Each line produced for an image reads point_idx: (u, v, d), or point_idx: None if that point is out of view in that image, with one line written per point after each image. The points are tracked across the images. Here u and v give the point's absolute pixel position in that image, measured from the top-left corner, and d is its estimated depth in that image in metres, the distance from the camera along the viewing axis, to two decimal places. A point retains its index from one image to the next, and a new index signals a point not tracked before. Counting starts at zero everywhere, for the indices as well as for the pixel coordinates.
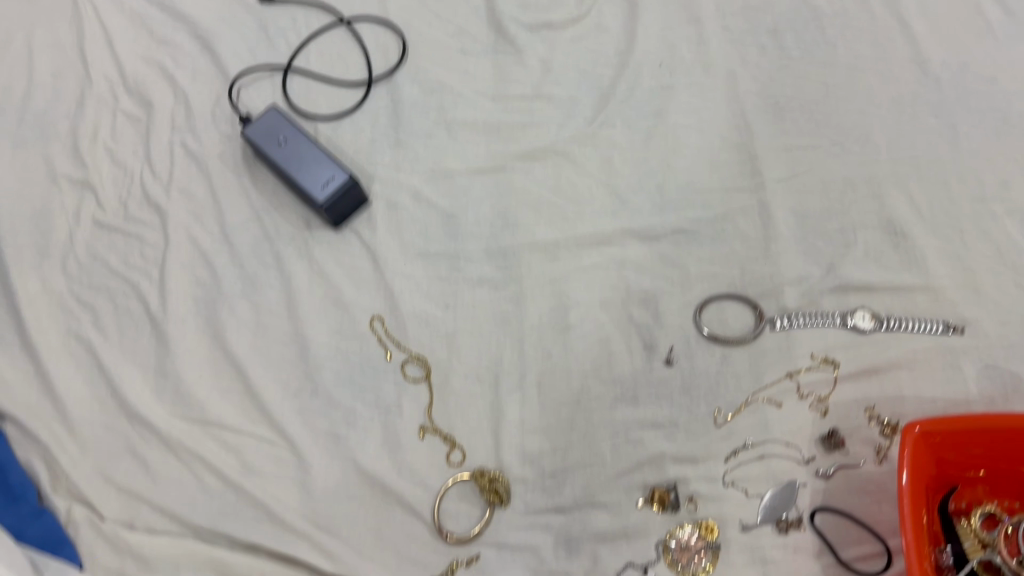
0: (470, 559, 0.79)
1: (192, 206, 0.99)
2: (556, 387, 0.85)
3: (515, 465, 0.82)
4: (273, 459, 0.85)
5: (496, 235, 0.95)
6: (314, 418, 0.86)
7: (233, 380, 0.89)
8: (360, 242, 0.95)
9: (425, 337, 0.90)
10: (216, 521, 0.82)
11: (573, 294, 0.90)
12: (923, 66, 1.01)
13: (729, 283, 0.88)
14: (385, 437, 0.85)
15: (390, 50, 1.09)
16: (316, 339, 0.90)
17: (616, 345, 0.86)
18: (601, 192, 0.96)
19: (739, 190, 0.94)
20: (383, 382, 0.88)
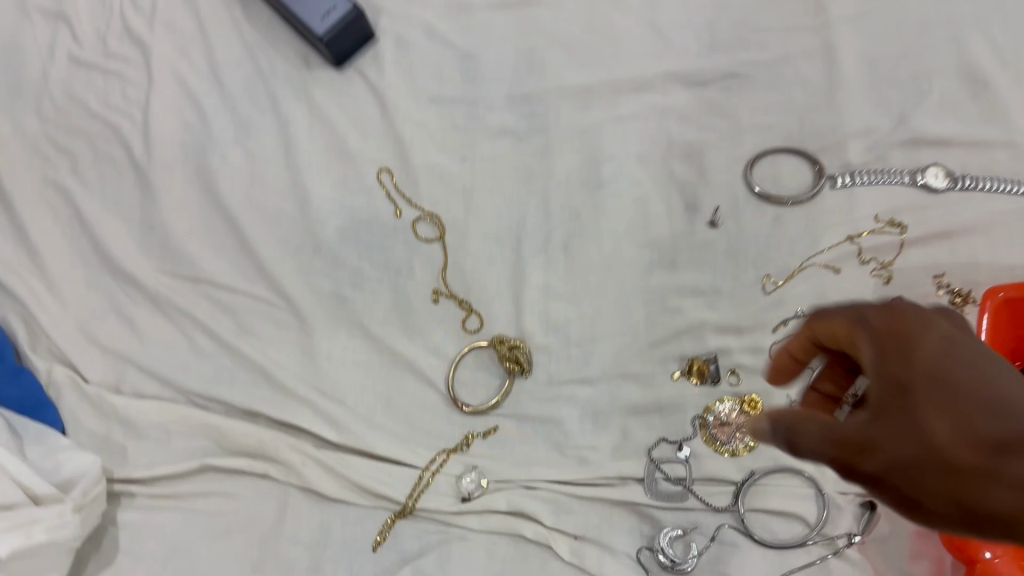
0: (487, 431, 0.72)
1: (178, 42, 0.88)
2: (586, 249, 0.77)
3: (538, 332, 0.75)
4: (273, 320, 0.77)
5: (520, 80, 0.84)
6: (316, 277, 0.78)
7: (227, 235, 0.80)
8: (366, 85, 0.84)
9: (440, 192, 0.81)
10: (209, 386, 0.74)
11: (606, 147, 0.80)
12: None
13: (785, 136, 0.79)
14: (395, 300, 0.77)
15: None
16: (317, 192, 0.80)
17: (654, 204, 0.77)
18: (641, 32, 0.84)
19: (800, 31, 0.82)
20: (392, 241, 0.79)
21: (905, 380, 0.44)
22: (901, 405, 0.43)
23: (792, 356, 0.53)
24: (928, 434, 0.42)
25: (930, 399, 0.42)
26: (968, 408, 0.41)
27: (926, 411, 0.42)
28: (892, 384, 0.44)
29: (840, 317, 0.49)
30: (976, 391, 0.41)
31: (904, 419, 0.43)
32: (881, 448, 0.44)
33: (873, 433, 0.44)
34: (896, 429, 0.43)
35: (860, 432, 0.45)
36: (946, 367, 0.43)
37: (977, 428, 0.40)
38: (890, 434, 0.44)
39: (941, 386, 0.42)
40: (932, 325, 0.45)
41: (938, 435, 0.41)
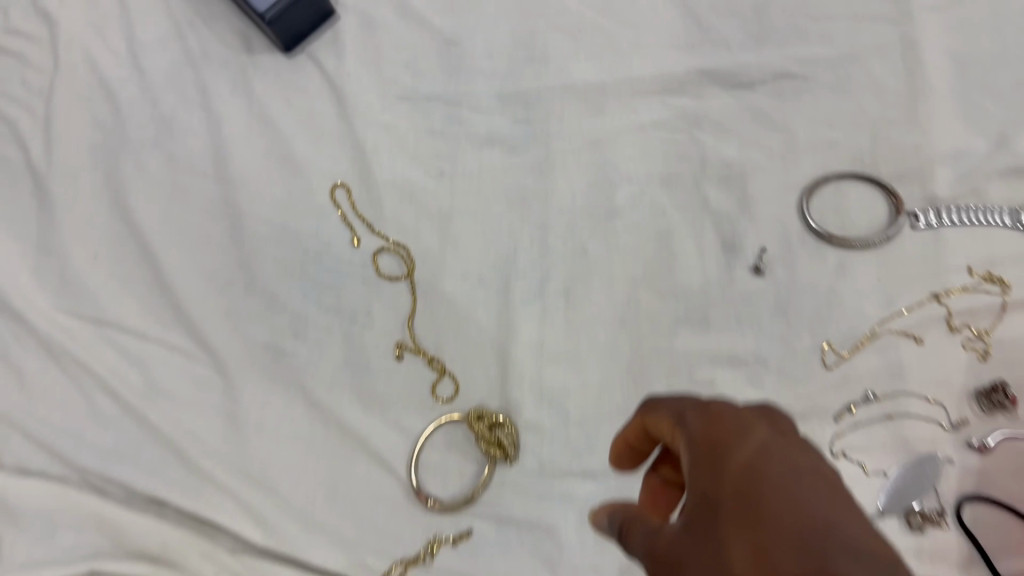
0: (458, 535, 0.56)
1: (92, 14, 0.71)
2: (591, 299, 0.60)
3: (527, 406, 0.59)
4: (192, 378, 0.61)
5: (515, 73, 0.66)
6: (250, 324, 0.62)
7: (140, 263, 0.63)
8: (321, 76, 0.67)
9: (408, 217, 0.64)
10: (108, 463, 0.59)
11: (621, 166, 0.62)
12: None
13: (851, 157, 0.62)
14: (347, 356, 0.61)
15: None
16: (254, 213, 0.64)
17: (682, 242, 0.60)
18: (670, 17, 0.66)
19: (873, 20, 0.65)
20: (346, 279, 0.63)
21: (710, 490, 0.38)
22: (706, 522, 0.38)
23: (626, 441, 0.47)
24: (725, 557, 0.37)
25: (742, 522, 0.37)
26: (765, 529, 0.36)
27: (726, 528, 0.37)
28: (697, 494, 0.39)
29: (671, 414, 0.42)
30: (784, 512, 0.36)
31: (709, 535, 0.38)
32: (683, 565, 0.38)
33: (679, 548, 0.38)
34: (701, 541, 0.38)
35: (676, 550, 0.38)
36: (755, 475, 0.38)
37: (774, 563, 0.35)
38: (692, 548, 0.38)
39: (745, 508, 0.37)
40: (750, 436, 0.40)
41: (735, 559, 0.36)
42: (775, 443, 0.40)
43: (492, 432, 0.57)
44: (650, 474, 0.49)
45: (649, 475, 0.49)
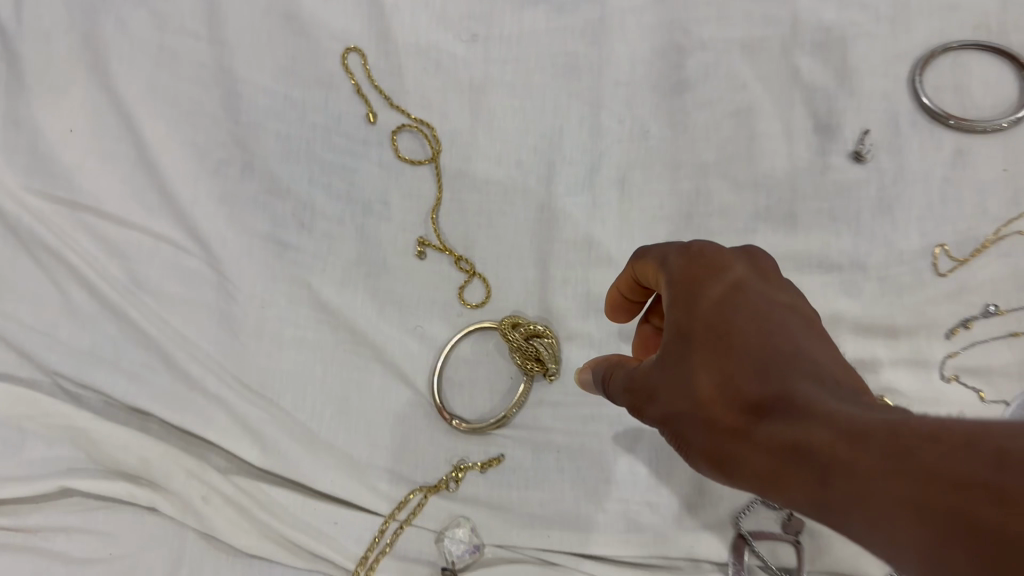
0: (487, 462, 0.47)
1: None
2: (653, 188, 0.50)
3: (573, 313, 0.50)
4: (182, 274, 0.52)
5: None
6: (248, 213, 0.53)
7: (121, 138, 0.54)
8: None
9: (435, 90, 0.53)
10: (81, 368, 0.50)
11: (694, 29, 0.51)
12: None
13: (978, 19, 0.50)
14: (362, 253, 0.52)
15: None
16: (253, 82, 0.54)
17: (766, 122, 0.49)
18: None
19: None
20: (362, 162, 0.53)
21: (687, 328, 0.35)
22: (680, 358, 0.35)
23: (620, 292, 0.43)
24: (696, 387, 0.34)
25: (714, 358, 0.33)
26: (737, 363, 0.32)
27: (699, 360, 0.34)
28: (674, 334, 0.35)
29: (657, 258, 0.38)
30: (753, 343, 0.33)
31: (682, 372, 0.34)
32: (664, 403, 0.35)
33: (657, 384, 0.35)
34: (678, 378, 0.34)
35: (655, 380, 0.35)
36: (732, 312, 0.34)
37: (740, 387, 0.32)
38: (668, 384, 0.35)
39: (716, 343, 0.34)
40: (728, 277, 0.36)
41: (705, 389, 0.33)
42: (754, 283, 0.36)
43: (529, 344, 0.48)
44: (642, 323, 0.45)
45: (641, 324, 0.45)
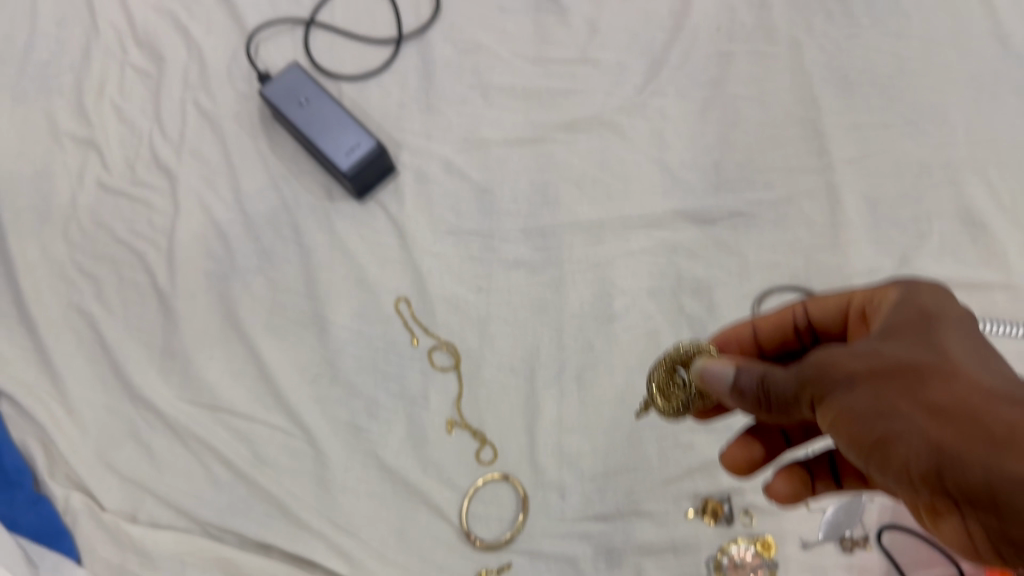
0: (500, 567, 0.72)
1: (204, 170, 0.90)
2: (599, 383, 0.78)
3: (552, 466, 0.76)
4: (288, 450, 0.78)
5: (535, 214, 0.86)
6: (335, 407, 0.79)
7: (247, 361, 0.82)
8: (386, 216, 0.87)
9: (455, 323, 0.82)
10: (225, 518, 0.75)
11: (618, 282, 0.82)
12: (1005, 42, 0.91)
13: (790, 275, 0.80)
14: (411, 430, 0.78)
15: (421, 4, 0.98)
16: (337, 322, 0.82)
17: (666, 340, 0.79)
18: (651, 168, 0.87)
19: (804, 171, 0.85)
20: (408, 371, 0.81)
21: (935, 328, 0.48)
22: (926, 345, 0.46)
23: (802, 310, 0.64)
24: (942, 362, 0.45)
25: (960, 352, 0.45)
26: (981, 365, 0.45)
27: (943, 343, 0.46)
28: (923, 333, 0.48)
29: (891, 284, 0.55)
30: (987, 365, 0.45)
31: (929, 352, 0.46)
32: (885, 360, 0.46)
33: (883, 358, 0.46)
34: (923, 356, 0.45)
35: (895, 354, 0.46)
36: (972, 341, 0.47)
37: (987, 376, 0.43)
38: (910, 356, 0.46)
39: (961, 348, 0.46)
40: (959, 316, 0.50)
41: (955, 365, 0.44)
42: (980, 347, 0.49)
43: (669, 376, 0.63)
44: (751, 329, 0.66)
45: (751, 329, 0.66)
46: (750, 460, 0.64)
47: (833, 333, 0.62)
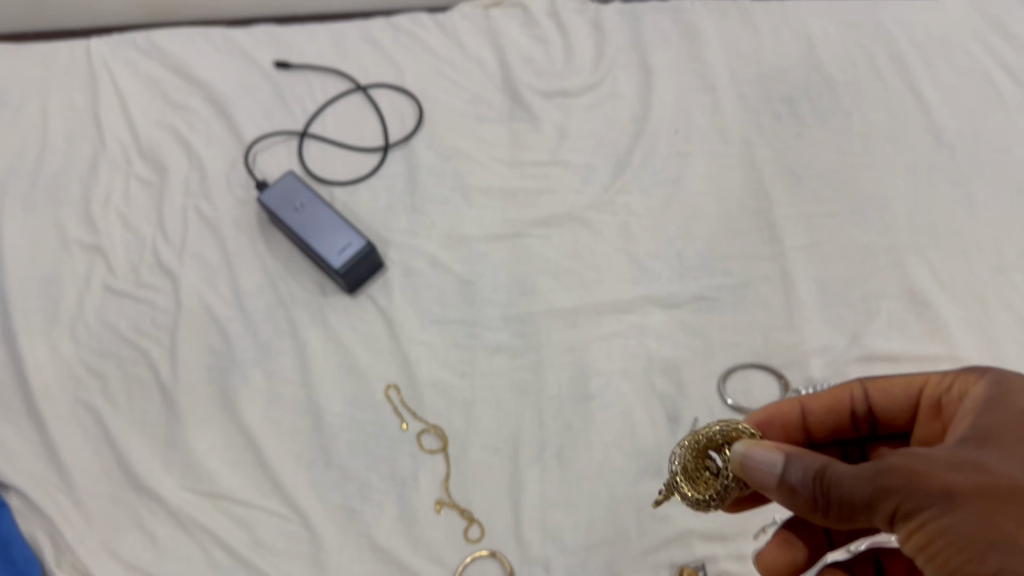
0: None
1: (205, 271, 0.96)
2: (578, 459, 0.83)
3: (536, 541, 0.80)
4: (285, 534, 0.81)
5: (514, 302, 0.93)
6: (329, 491, 0.84)
7: (246, 450, 0.86)
8: (375, 308, 0.93)
9: (441, 406, 0.87)
10: None
11: (593, 364, 0.88)
12: (936, 137, 1.01)
13: (751, 353, 0.87)
14: (402, 511, 0.82)
15: (406, 116, 1.08)
16: (330, 409, 0.87)
17: (639, 417, 0.84)
18: (620, 258, 0.94)
19: (760, 257, 0.93)
20: (398, 454, 0.85)
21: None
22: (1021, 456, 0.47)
23: (863, 389, 0.65)
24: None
25: None
26: None
27: None
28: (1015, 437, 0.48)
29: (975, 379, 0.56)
30: None
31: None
32: (991, 478, 0.45)
33: (978, 470, 0.46)
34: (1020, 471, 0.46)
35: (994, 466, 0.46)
36: None
37: None
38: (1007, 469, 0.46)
39: None
40: None
41: None
42: None
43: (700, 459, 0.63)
44: (802, 412, 0.67)
45: (796, 410, 0.67)
46: (792, 563, 0.64)
47: (897, 419, 0.64)
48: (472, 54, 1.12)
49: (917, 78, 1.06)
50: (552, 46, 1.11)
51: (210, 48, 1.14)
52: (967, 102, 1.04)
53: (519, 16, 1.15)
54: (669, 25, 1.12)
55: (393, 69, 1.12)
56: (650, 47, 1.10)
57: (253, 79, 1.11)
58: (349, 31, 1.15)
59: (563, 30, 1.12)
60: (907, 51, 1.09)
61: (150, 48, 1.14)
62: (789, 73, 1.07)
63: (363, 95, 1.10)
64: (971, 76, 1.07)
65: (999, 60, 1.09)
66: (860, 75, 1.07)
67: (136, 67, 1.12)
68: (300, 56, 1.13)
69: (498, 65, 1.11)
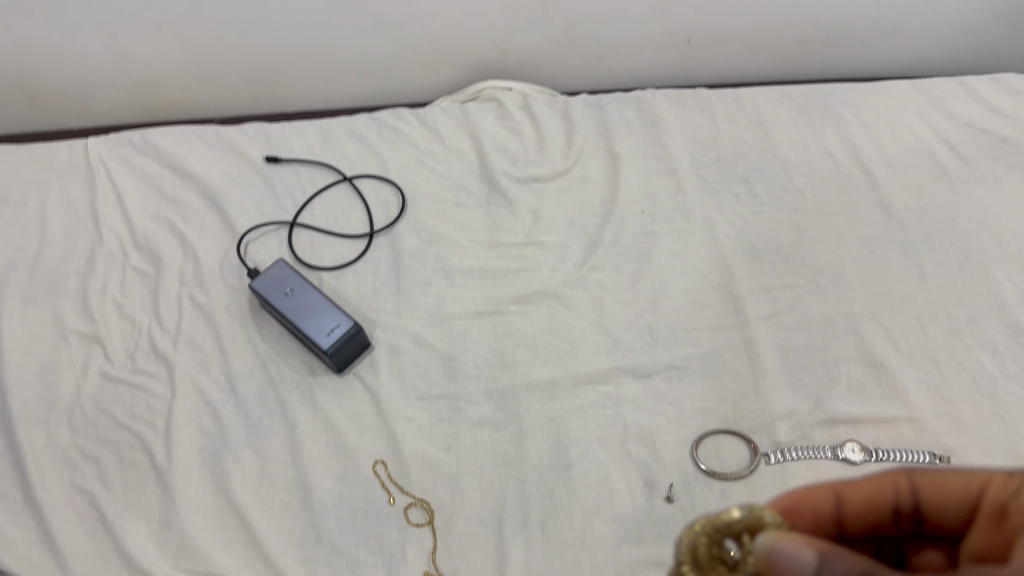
0: None
1: (198, 356, 1.00)
2: (560, 527, 0.85)
3: None
4: None
5: (495, 377, 0.97)
6: (318, 567, 0.84)
7: (237, 529, 0.87)
8: (362, 387, 0.97)
9: (427, 480, 0.90)
10: None
11: (572, 434, 0.91)
12: (885, 211, 1.08)
13: (721, 419, 0.91)
14: None
15: (389, 204, 1.14)
16: (318, 486, 0.89)
17: (618, 484, 0.87)
18: (595, 332, 0.99)
19: (726, 328, 0.98)
20: (386, 528, 0.87)
21: None
22: None
23: (911, 483, 0.65)
24: None
25: None
26: None
27: None
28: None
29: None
30: None
31: None
32: None
33: None
34: None
35: None
36: None
37: None
38: None
39: None
40: None
41: None
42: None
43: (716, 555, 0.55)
44: (836, 500, 0.67)
45: (831, 498, 0.67)
46: None
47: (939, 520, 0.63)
48: (451, 145, 1.20)
49: (866, 157, 1.15)
50: (526, 137, 1.20)
51: (203, 145, 1.20)
52: (912, 178, 1.12)
53: (493, 109, 1.24)
54: (633, 116, 1.22)
55: (377, 161, 1.19)
56: (616, 137, 1.19)
57: (244, 172, 1.18)
58: (334, 126, 1.23)
59: (535, 122, 1.21)
60: (855, 132, 1.18)
61: (145, 147, 1.20)
62: (745, 155, 1.16)
63: (349, 185, 1.16)
64: (916, 153, 1.15)
65: (941, 136, 1.17)
66: (812, 156, 1.15)
67: (133, 165, 1.18)
68: (288, 150, 1.20)
69: (476, 155, 1.19)
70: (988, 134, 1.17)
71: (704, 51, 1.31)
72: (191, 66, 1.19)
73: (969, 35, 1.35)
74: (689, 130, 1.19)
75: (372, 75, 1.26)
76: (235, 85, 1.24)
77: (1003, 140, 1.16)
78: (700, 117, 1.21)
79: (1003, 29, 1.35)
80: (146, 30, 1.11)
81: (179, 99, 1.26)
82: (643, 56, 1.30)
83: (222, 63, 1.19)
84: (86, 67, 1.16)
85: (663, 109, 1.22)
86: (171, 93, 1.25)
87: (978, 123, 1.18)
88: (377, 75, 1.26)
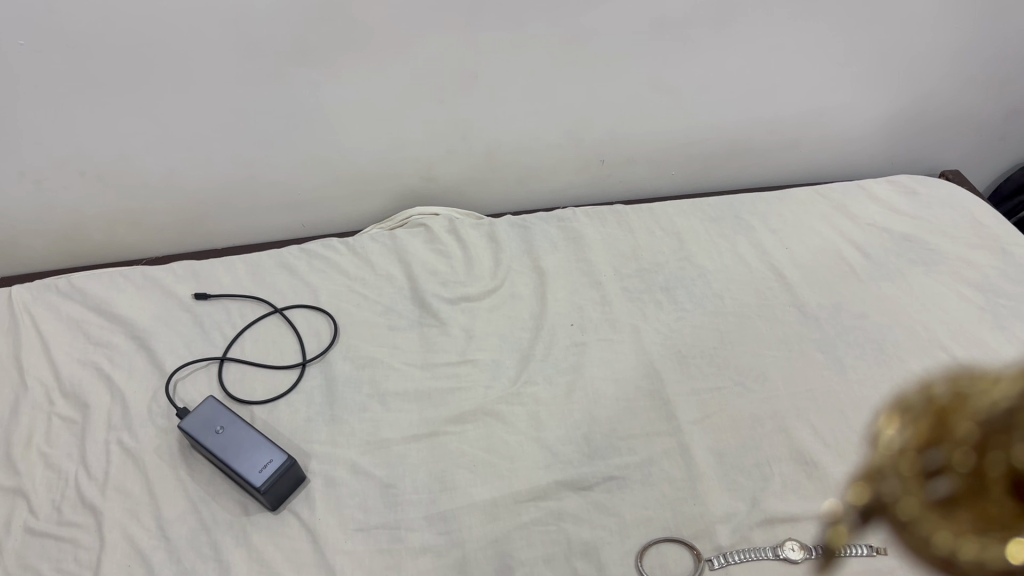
0: None
1: (127, 503, 0.96)
2: None
3: None
4: None
5: (435, 500, 0.95)
6: None
7: None
8: (298, 522, 0.94)
9: None
10: None
11: (516, 554, 0.89)
12: (801, 310, 1.14)
13: (664, 527, 0.91)
14: None
15: (322, 333, 1.15)
16: None
17: None
18: (532, 447, 0.99)
19: (660, 434, 0.99)
20: None
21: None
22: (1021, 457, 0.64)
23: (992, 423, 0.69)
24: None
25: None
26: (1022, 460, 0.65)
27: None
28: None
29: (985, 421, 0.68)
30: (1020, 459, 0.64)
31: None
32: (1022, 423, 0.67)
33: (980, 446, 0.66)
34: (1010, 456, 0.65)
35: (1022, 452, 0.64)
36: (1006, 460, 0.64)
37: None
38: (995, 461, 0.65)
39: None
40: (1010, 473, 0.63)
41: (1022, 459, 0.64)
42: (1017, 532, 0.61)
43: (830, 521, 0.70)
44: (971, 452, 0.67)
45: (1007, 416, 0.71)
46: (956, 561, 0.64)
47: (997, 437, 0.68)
48: (381, 271, 1.23)
49: (778, 262, 1.21)
50: (455, 259, 1.24)
51: (133, 287, 1.21)
52: (823, 278, 1.19)
53: (422, 234, 1.28)
54: (556, 233, 1.28)
55: (308, 291, 1.21)
56: (541, 254, 1.24)
57: (175, 312, 1.18)
58: (265, 260, 1.25)
59: (463, 244, 1.26)
60: (765, 237, 1.26)
61: (74, 291, 1.20)
62: (664, 266, 1.22)
63: (280, 316, 1.17)
64: (824, 253, 1.23)
65: (847, 237, 1.26)
66: (727, 264, 1.22)
67: (61, 310, 1.17)
68: (219, 286, 1.21)
69: (407, 279, 1.22)
70: (889, 232, 1.26)
71: (618, 171, 1.39)
72: (120, 209, 1.20)
73: (860, 143, 1.47)
74: (610, 245, 1.25)
75: (301, 210, 1.30)
76: (166, 225, 1.26)
77: (903, 236, 1.25)
78: (619, 231, 1.28)
79: (889, 139, 1.47)
80: (75, 179, 1.12)
81: (109, 243, 1.27)
82: (561, 179, 1.37)
83: (151, 205, 1.21)
84: (12, 218, 1.17)
85: (584, 227, 1.28)
86: (100, 238, 1.26)
87: (878, 224, 1.28)
88: (306, 209, 1.30)
